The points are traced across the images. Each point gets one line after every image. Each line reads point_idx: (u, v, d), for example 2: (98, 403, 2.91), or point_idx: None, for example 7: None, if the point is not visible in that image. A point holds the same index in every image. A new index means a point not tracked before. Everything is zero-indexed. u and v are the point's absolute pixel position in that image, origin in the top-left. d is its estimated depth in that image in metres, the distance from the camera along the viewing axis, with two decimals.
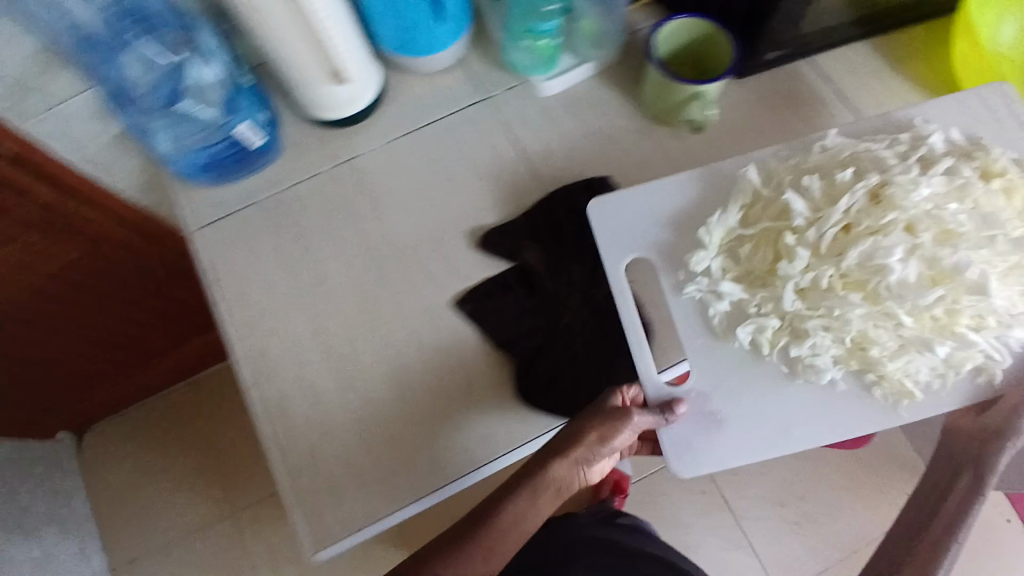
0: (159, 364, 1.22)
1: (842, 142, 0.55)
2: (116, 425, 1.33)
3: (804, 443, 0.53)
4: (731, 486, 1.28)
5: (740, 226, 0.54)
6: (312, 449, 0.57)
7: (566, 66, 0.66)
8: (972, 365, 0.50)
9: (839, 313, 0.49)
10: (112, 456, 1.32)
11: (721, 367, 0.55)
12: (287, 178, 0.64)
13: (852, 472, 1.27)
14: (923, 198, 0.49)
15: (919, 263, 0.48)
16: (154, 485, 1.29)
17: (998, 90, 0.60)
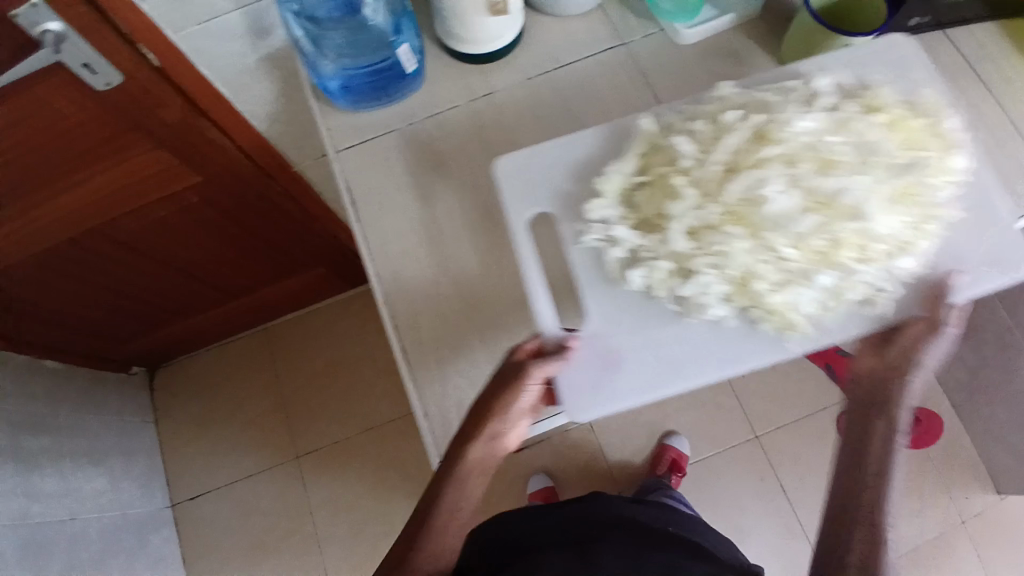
0: (239, 305, 1.28)
1: (737, 91, 0.56)
2: (191, 364, 1.40)
3: (697, 378, 0.55)
4: (791, 475, 1.27)
5: (635, 173, 0.56)
6: (443, 364, 0.59)
7: (709, 16, 0.67)
8: (859, 295, 0.52)
9: (721, 247, 0.50)
10: (184, 394, 1.38)
11: (612, 311, 0.57)
12: (425, 108, 0.67)
13: (919, 472, 1.26)
14: (803, 131, 0.52)
15: (800, 194, 0.50)
16: (225, 424, 1.36)
17: (898, 42, 0.60)
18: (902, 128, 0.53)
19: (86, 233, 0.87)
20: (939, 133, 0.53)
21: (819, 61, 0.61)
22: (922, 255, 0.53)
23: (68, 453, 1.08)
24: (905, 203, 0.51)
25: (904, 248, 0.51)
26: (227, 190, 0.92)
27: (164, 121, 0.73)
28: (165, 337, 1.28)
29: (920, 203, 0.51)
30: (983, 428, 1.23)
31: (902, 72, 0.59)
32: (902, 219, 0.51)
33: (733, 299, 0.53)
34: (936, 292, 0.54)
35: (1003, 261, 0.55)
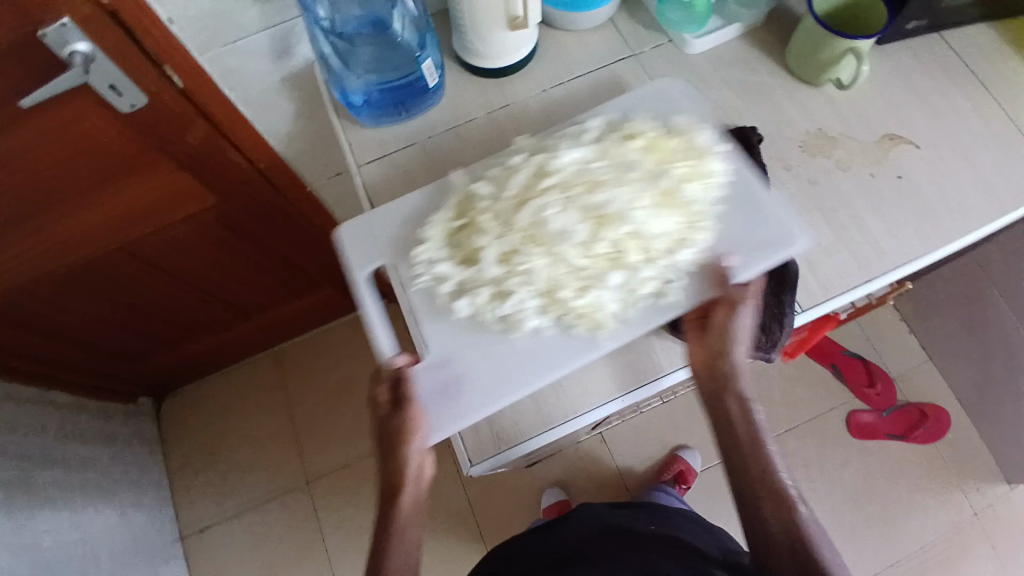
0: (249, 327, 1.28)
1: (528, 140, 0.64)
2: (195, 391, 1.39)
3: (528, 378, 0.59)
4: (805, 477, 1.28)
5: (453, 217, 0.62)
6: None
7: (714, 27, 0.73)
8: (649, 290, 0.59)
9: (525, 267, 0.57)
10: (187, 422, 1.37)
11: (448, 338, 0.61)
12: (446, 122, 0.71)
13: (931, 469, 1.28)
14: (571, 161, 0.61)
15: (575, 211, 0.58)
16: (233, 450, 1.35)
17: (665, 88, 0.68)
18: (659, 150, 0.62)
19: (96, 256, 0.87)
20: (693, 146, 0.62)
21: (607, 104, 0.68)
22: (701, 246, 0.60)
23: (78, 481, 1.06)
24: (673, 207, 0.59)
25: (681, 243, 0.59)
26: (242, 210, 0.93)
27: (187, 142, 0.75)
28: (173, 361, 1.28)
29: (681, 204, 0.60)
30: (989, 421, 1.25)
31: (664, 102, 0.68)
32: (671, 220, 0.59)
33: (547, 309, 0.59)
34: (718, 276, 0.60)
35: (773, 237, 0.61)
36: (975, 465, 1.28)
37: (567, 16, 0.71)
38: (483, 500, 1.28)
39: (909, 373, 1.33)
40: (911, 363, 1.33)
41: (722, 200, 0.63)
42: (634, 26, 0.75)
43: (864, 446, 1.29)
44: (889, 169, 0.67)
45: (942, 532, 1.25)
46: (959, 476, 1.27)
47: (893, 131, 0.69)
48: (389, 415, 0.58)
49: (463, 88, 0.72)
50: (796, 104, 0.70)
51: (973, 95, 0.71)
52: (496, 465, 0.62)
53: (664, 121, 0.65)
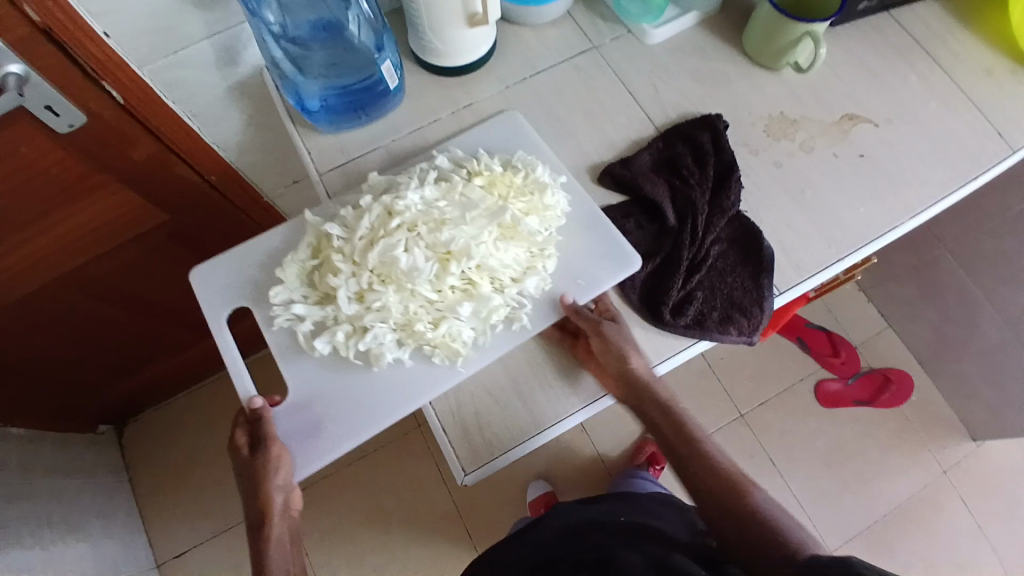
0: (212, 344, 1.24)
1: (381, 176, 0.63)
2: (156, 415, 1.34)
3: (391, 407, 0.60)
4: (780, 449, 1.31)
5: (310, 257, 0.61)
6: None
7: (671, 16, 0.73)
8: (502, 315, 0.60)
9: (379, 304, 0.57)
10: (152, 446, 1.33)
11: (310, 376, 0.62)
12: (409, 122, 0.70)
13: (897, 430, 1.33)
14: (416, 201, 0.59)
15: (421, 249, 0.57)
16: (204, 471, 1.31)
17: (514, 119, 0.68)
18: (499, 186, 0.62)
19: (42, 287, 0.82)
20: (534, 180, 0.62)
21: (455, 140, 0.67)
22: (547, 273, 0.61)
23: (45, 517, 1.01)
24: (515, 238, 0.59)
25: (527, 272, 0.60)
26: (196, 224, 0.89)
27: (132, 159, 0.72)
28: (133, 386, 1.22)
29: (525, 235, 0.60)
30: (949, 380, 1.31)
31: (511, 128, 0.68)
32: (516, 251, 0.59)
33: (404, 343, 0.59)
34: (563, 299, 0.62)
35: (613, 258, 0.63)
36: (937, 424, 1.33)
37: (525, 12, 0.71)
38: (468, 499, 1.28)
39: (871, 340, 1.38)
40: (872, 331, 1.38)
41: (567, 224, 0.64)
42: (591, 18, 0.75)
43: (834, 414, 1.33)
44: (850, 149, 0.68)
45: (912, 490, 1.30)
46: (922, 435, 1.33)
47: (851, 111, 0.70)
48: (251, 458, 0.60)
49: (422, 89, 0.71)
50: (756, 87, 0.71)
51: (925, 70, 0.73)
52: (490, 474, 0.61)
53: (505, 156, 0.65)
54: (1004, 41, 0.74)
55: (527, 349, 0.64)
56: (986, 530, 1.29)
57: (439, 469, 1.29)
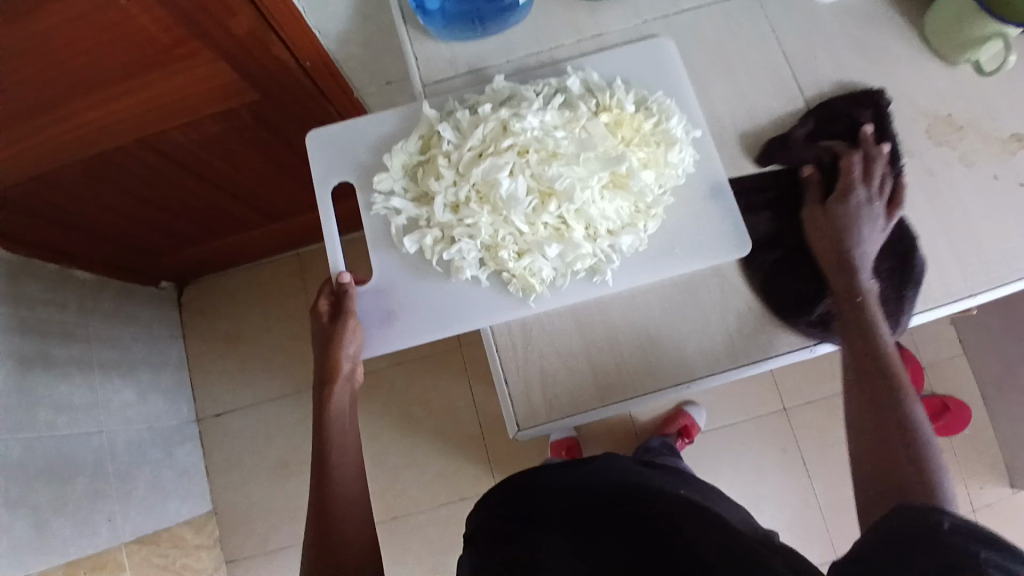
0: (278, 227, 1.25)
1: (506, 85, 0.65)
2: (213, 281, 1.38)
3: (462, 323, 0.65)
4: (814, 449, 1.29)
5: (418, 152, 0.65)
6: (526, 331, 0.66)
7: None
8: (585, 265, 0.63)
9: (472, 221, 0.61)
10: (202, 315, 1.37)
11: (394, 270, 0.67)
12: (533, 39, 0.71)
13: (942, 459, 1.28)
14: (533, 125, 0.61)
15: (526, 179, 0.60)
16: (249, 344, 1.36)
17: (666, 46, 0.69)
18: (626, 127, 0.63)
19: (124, 144, 0.82)
20: (661, 130, 0.64)
21: (585, 61, 0.69)
22: (644, 233, 0.64)
23: (95, 362, 1.06)
24: (624, 191, 0.62)
25: (624, 228, 0.63)
26: (287, 110, 0.88)
27: (233, 30, 0.68)
28: (200, 253, 1.26)
29: (633, 189, 0.62)
30: (1012, 422, 1.24)
31: (643, 68, 0.69)
32: (618, 204, 0.62)
33: (483, 264, 0.64)
34: (653, 257, 0.65)
35: (719, 241, 0.65)
36: (984, 462, 1.28)
37: None
38: (494, 428, 1.30)
39: (938, 364, 1.30)
40: (946, 353, 1.31)
41: (680, 193, 0.66)
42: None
43: None
44: (1011, 175, 0.66)
45: None
46: (966, 468, 1.28)
47: (1020, 132, 0.67)
48: (329, 323, 0.66)
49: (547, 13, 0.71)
50: (907, 90, 0.69)
51: None
52: (541, 434, 0.65)
53: (642, 92, 0.66)
54: None
55: (607, 317, 0.66)
56: None
57: (471, 392, 1.31)
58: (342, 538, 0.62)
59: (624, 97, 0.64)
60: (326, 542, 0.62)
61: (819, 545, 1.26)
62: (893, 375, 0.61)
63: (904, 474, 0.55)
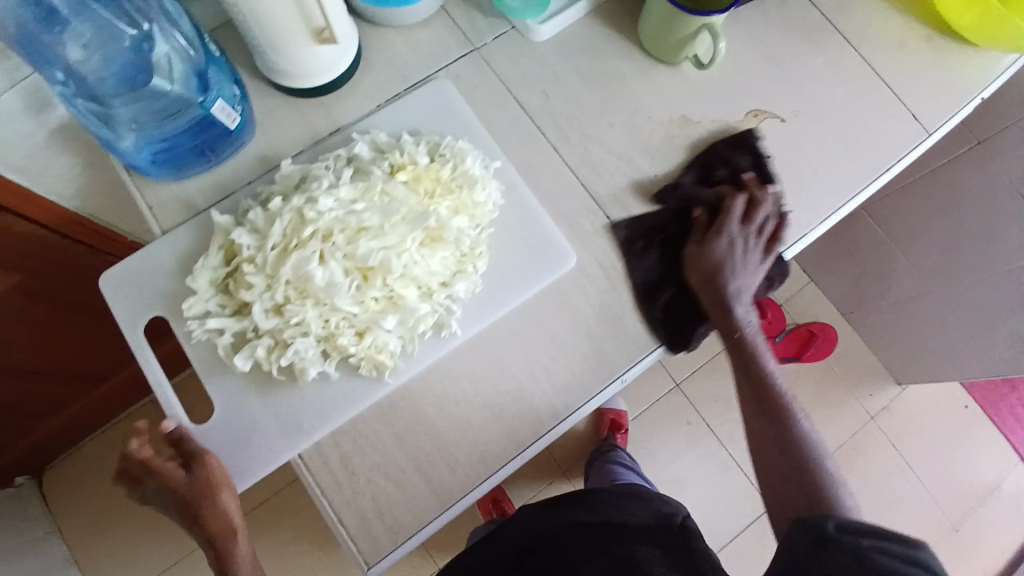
0: (115, 384, 1.16)
1: (297, 168, 0.64)
2: (65, 464, 1.25)
3: (326, 423, 0.62)
4: (715, 412, 1.37)
5: (223, 264, 0.62)
6: (349, 459, 0.62)
7: (557, 9, 0.73)
8: (427, 325, 0.62)
9: (298, 319, 0.59)
10: (65, 500, 1.24)
11: (235, 394, 0.63)
12: (283, 135, 0.69)
13: (828, 382, 1.39)
14: (330, 206, 0.59)
15: (339, 261, 0.58)
16: (130, 514, 1.25)
17: (443, 89, 0.70)
18: (426, 181, 0.63)
19: None
20: (461, 173, 0.64)
21: (370, 122, 0.68)
22: (478, 275, 0.64)
23: None
24: (442, 242, 0.62)
25: (455, 277, 0.63)
26: (57, 264, 0.83)
27: None
28: (29, 444, 1.13)
29: (451, 238, 0.62)
30: (869, 329, 1.38)
31: (429, 114, 0.70)
32: (440, 257, 0.62)
33: (327, 357, 0.62)
34: (493, 296, 0.65)
35: (548, 260, 0.67)
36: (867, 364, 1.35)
37: (387, 12, 0.70)
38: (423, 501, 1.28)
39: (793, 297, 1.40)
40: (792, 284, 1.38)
41: (497, 229, 0.67)
42: (469, 14, 0.73)
43: None
44: (757, 150, 0.72)
45: (846, 436, 1.36)
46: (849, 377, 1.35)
47: (755, 108, 0.73)
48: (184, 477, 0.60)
49: (279, 118, 0.69)
50: (653, 88, 0.73)
51: (804, 49, 0.76)
52: (393, 563, 0.61)
53: (433, 141, 0.66)
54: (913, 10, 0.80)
55: (444, 392, 0.64)
56: (919, 466, 1.37)
57: None
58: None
59: (414, 151, 0.64)
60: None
61: (747, 496, 1.33)
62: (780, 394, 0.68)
63: (789, 478, 0.64)
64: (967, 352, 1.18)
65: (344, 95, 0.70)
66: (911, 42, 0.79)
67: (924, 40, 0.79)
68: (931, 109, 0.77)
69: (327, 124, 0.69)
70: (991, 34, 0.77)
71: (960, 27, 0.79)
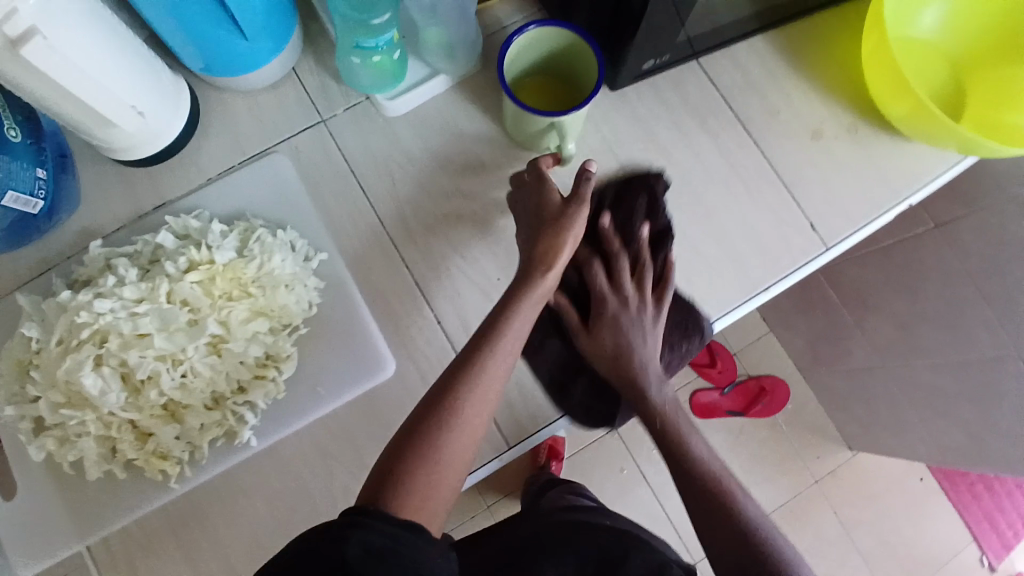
0: None
1: (103, 250, 0.61)
2: None
3: (115, 519, 0.62)
4: (654, 463, 1.28)
5: (20, 348, 0.60)
6: (131, 559, 0.62)
7: (415, 82, 0.66)
8: (214, 434, 0.60)
9: (74, 421, 0.58)
10: None
11: (32, 478, 0.63)
12: (108, 210, 0.65)
13: (777, 444, 1.22)
14: (106, 309, 0.56)
15: (112, 370, 0.56)
16: None
17: (278, 165, 0.65)
18: (222, 280, 0.59)
19: None
20: (264, 275, 0.59)
21: (193, 201, 0.64)
22: (279, 383, 0.61)
23: None
24: (230, 353, 0.58)
25: (250, 384, 0.60)
26: None
27: None
28: None
29: (242, 347, 0.58)
30: None
31: (259, 194, 0.65)
32: (227, 367, 0.58)
33: (114, 457, 0.61)
34: (296, 403, 0.62)
35: (360, 369, 0.63)
36: (821, 435, 1.23)
37: (222, 79, 0.64)
38: None
39: (749, 347, 1.23)
40: (751, 336, 1.24)
41: (311, 330, 0.63)
42: (322, 82, 0.68)
43: None
44: None
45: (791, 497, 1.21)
46: (801, 445, 1.22)
47: None
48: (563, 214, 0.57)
49: (108, 189, 0.66)
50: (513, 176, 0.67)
51: (696, 135, 0.67)
52: None
53: (246, 231, 0.62)
54: (843, 95, 0.69)
55: (240, 497, 0.63)
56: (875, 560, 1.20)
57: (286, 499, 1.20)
58: (458, 469, 0.47)
59: (216, 245, 0.59)
60: (437, 479, 0.45)
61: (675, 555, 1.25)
62: (709, 478, 0.55)
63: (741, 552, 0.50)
64: (919, 448, 1.08)
65: (175, 166, 0.66)
66: (828, 130, 0.68)
67: (846, 129, 0.68)
68: (837, 215, 0.66)
69: (152, 198, 0.65)
70: (938, 134, 0.63)
71: (894, 118, 0.66)
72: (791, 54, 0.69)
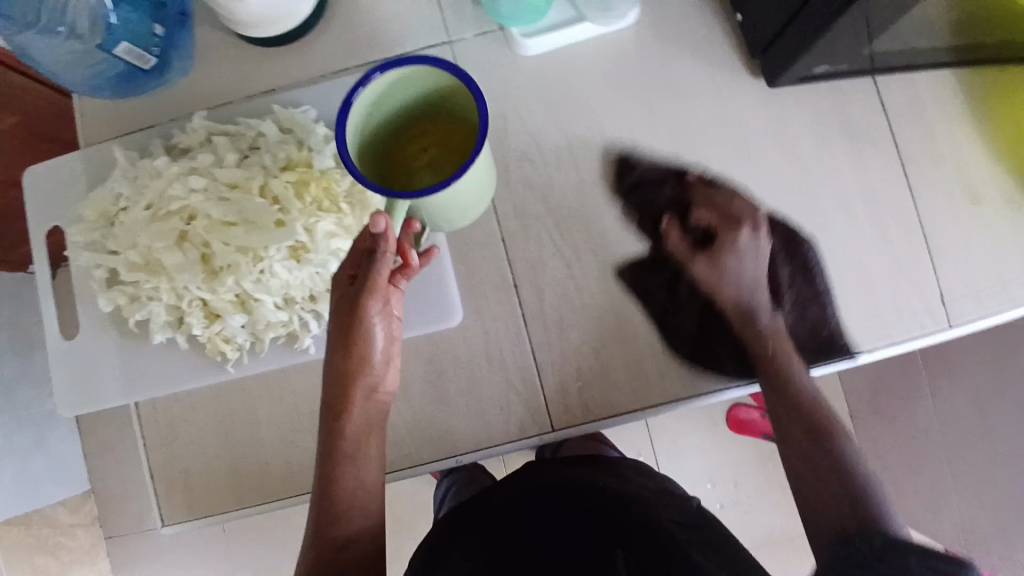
0: None
1: (206, 123, 0.60)
2: None
3: (163, 387, 0.63)
4: None
5: (105, 198, 0.59)
6: (174, 427, 0.64)
7: (553, 23, 0.61)
8: (275, 333, 0.59)
9: (150, 287, 0.58)
10: None
11: (96, 327, 0.64)
12: (217, 81, 0.64)
13: None
14: (196, 187, 0.56)
15: (193, 250, 0.56)
16: None
17: None
18: (313, 186, 0.56)
19: None
20: (359, 193, 0.57)
21: (304, 94, 0.62)
22: None
23: None
24: (305, 262, 0.56)
25: (319, 295, 0.58)
26: None
27: None
28: None
29: (317, 260, 0.56)
30: None
31: None
32: (302, 276, 0.56)
33: (179, 326, 0.60)
34: None
35: (430, 309, 0.61)
36: None
37: None
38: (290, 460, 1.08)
39: None
40: None
41: None
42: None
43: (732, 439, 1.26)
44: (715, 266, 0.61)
45: None
46: None
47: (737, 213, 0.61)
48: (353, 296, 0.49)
49: (221, 61, 0.64)
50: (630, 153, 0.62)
51: (835, 156, 0.62)
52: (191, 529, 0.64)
53: None
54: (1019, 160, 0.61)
55: (287, 396, 0.63)
56: None
57: None
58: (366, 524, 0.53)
59: (317, 150, 0.58)
60: (351, 541, 0.52)
61: None
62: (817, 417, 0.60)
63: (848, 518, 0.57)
64: None
65: (292, 52, 0.64)
66: (989, 195, 0.61)
67: (1010, 200, 0.61)
68: (965, 288, 0.60)
69: (264, 81, 0.64)
70: None
71: None
72: (973, 98, 0.62)
